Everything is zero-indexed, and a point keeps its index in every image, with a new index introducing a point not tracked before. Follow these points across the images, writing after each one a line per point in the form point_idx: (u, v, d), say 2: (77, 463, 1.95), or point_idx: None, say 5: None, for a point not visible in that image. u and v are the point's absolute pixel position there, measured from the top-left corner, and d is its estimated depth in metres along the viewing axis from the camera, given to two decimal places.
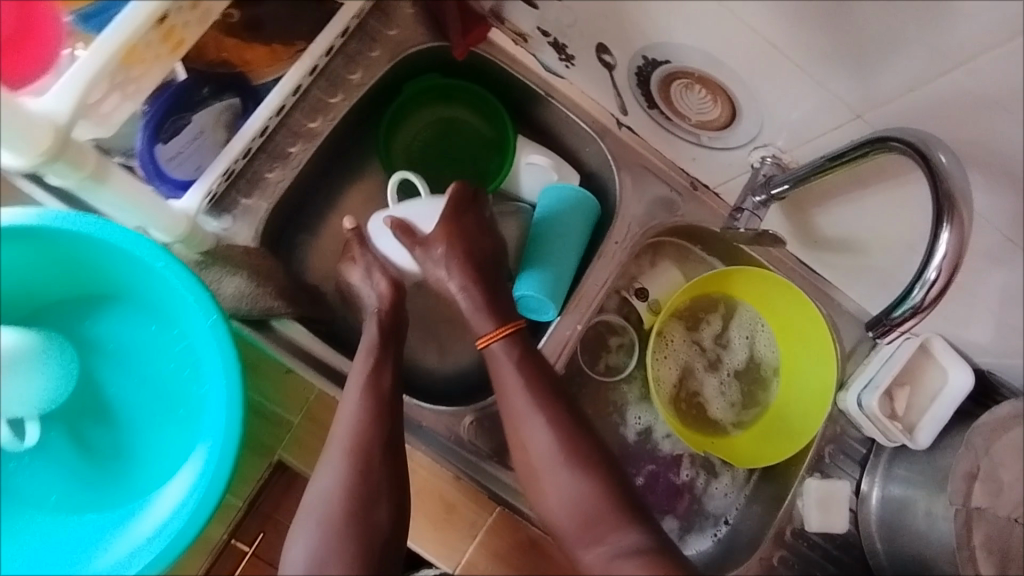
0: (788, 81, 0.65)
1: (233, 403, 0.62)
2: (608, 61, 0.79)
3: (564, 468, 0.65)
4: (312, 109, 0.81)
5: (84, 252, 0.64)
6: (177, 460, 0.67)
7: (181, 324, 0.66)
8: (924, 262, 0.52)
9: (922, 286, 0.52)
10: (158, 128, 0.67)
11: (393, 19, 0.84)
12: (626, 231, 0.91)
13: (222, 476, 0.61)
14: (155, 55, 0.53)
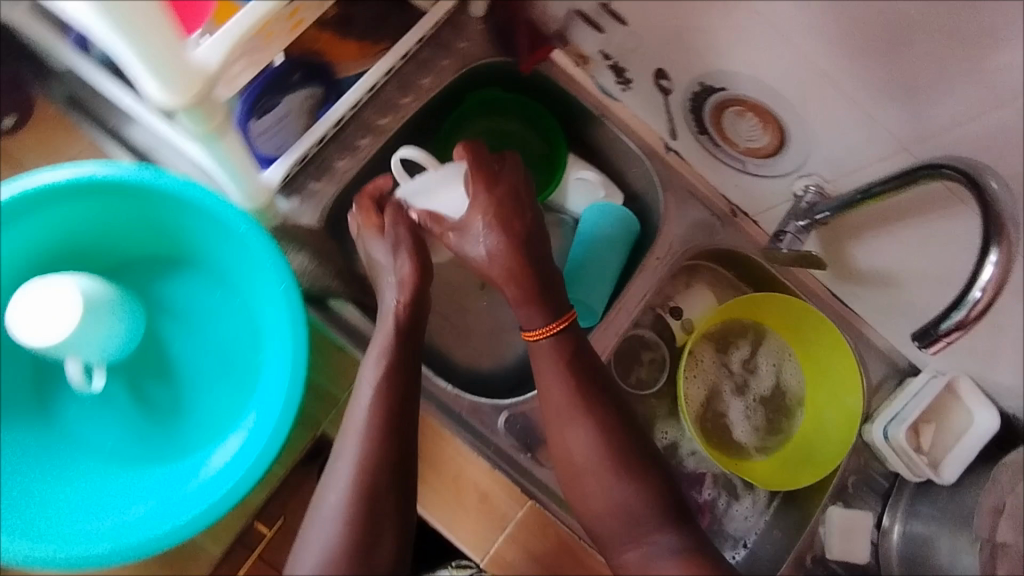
0: (840, 112, 0.69)
1: (297, 365, 0.64)
2: (664, 86, 0.85)
3: (610, 468, 0.70)
4: (383, 107, 0.86)
5: (167, 213, 0.68)
6: (229, 422, 0.70)
7: (248, 292, 0.71)
8: (970, 280, 0.54)
9: (966, 305, 0.55)
10: (253, 106, 0.72)
11: (465, 33, 0.90)
12: (668, 249, 0.95)
13: (275, 439, 0.64)
14: (283, 27, 0.53)
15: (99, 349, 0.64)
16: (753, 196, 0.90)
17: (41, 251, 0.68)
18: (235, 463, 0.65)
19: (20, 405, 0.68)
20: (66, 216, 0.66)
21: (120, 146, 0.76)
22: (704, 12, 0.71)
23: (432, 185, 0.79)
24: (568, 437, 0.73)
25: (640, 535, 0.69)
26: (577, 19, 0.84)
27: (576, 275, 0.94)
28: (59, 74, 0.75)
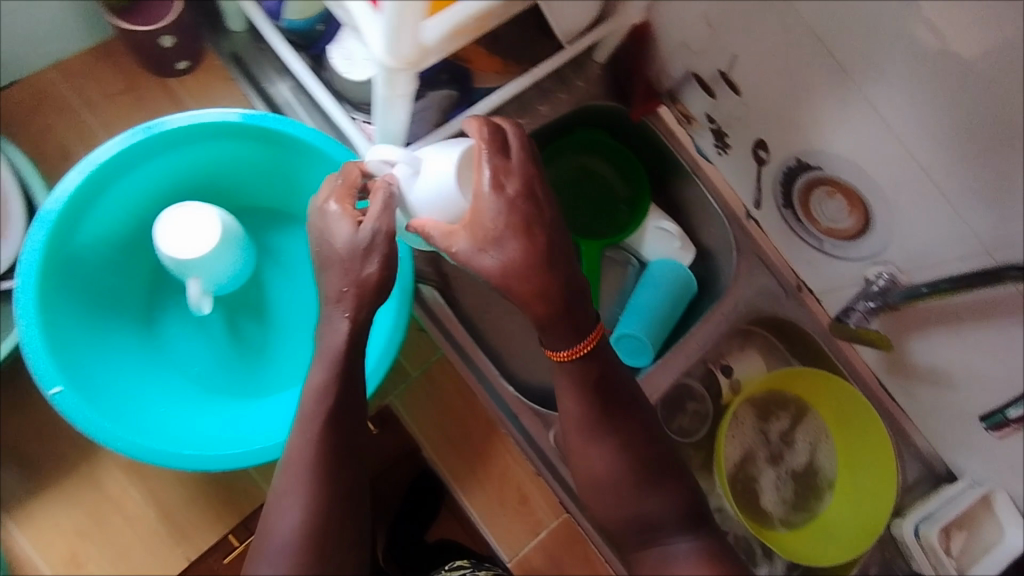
0: (929, 208, 0.75)
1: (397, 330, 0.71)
2: (761, 156, 0.91)
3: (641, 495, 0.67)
4: (501, 122, 0.93)
5: (305, 173, 0.73)
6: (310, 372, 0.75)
7: None
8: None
9: None
10: None
11: (584, 73, 0.97)
12: (733, 307, 0.99)
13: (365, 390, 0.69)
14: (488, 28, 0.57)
15: (212, 277, 0.70)
16: (823, 274, 0.94)
17: (183, 177, 0.72)
18: None
19: (124, 313, 0.72)
20: (218, 151, 0.71)
21: (265, 103, 0.83)
22: (820, 95, 0.78)
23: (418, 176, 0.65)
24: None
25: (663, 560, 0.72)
26: (693, 82, 0.92)
27: (637, 315, 0.98)
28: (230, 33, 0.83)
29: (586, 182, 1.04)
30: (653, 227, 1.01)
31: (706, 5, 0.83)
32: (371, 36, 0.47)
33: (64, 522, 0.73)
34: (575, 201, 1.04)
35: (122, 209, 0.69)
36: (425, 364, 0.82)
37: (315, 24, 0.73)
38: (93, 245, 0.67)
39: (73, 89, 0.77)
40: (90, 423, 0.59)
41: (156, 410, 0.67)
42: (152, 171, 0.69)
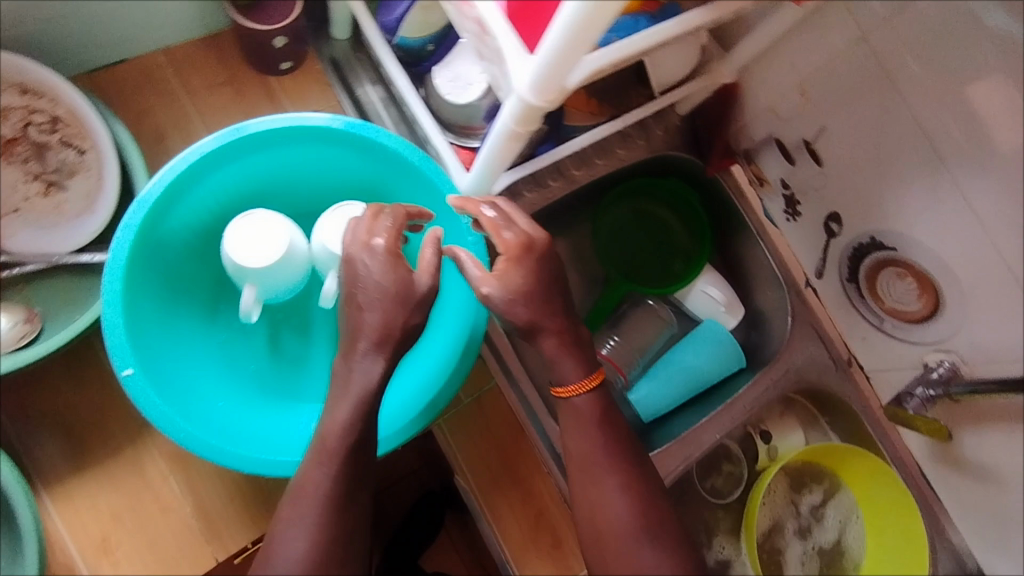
0: (1005, 304, 0.74)
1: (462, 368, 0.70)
2: (832, 228, 0.91)
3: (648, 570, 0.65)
4: (580, 160, 0.93)
5: (394, 185, 0.73)
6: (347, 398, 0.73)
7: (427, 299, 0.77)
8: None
9: None
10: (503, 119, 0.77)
11: (664, 123, 0.98)
12: (782, 373, 0.99)
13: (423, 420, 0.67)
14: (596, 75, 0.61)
15: (272, 285, 0.68)
16: (879, 353, 0.93)
17: (272, 177, 0.72)
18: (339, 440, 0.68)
19: (195, 297, 0.71)
20: (311, 157, 0.72)
21: (351, 104, 0.84)
22: (907, 179, 0.78)
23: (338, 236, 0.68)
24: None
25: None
26: (774, 145, 0.93)
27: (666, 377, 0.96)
28: (330, 39, 0.85)
29: (649, 228, 1.05)
30: (704, 287, 0.97)
31: (801, 75, 0.83)
32: (526, 75, 0.48)
33: (102, 502, 0.76)
34: (635, 245, 1.04)
35: (213, 199, 0.69)
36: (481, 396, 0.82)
37: (424, 45, 0.75)
38: (179, 233, 0.68)
39: (178, 74, 0.79)
40: (154, 409, 0.58)
41: (215, 403, 0.66)
42: (245, 165, 0.69)
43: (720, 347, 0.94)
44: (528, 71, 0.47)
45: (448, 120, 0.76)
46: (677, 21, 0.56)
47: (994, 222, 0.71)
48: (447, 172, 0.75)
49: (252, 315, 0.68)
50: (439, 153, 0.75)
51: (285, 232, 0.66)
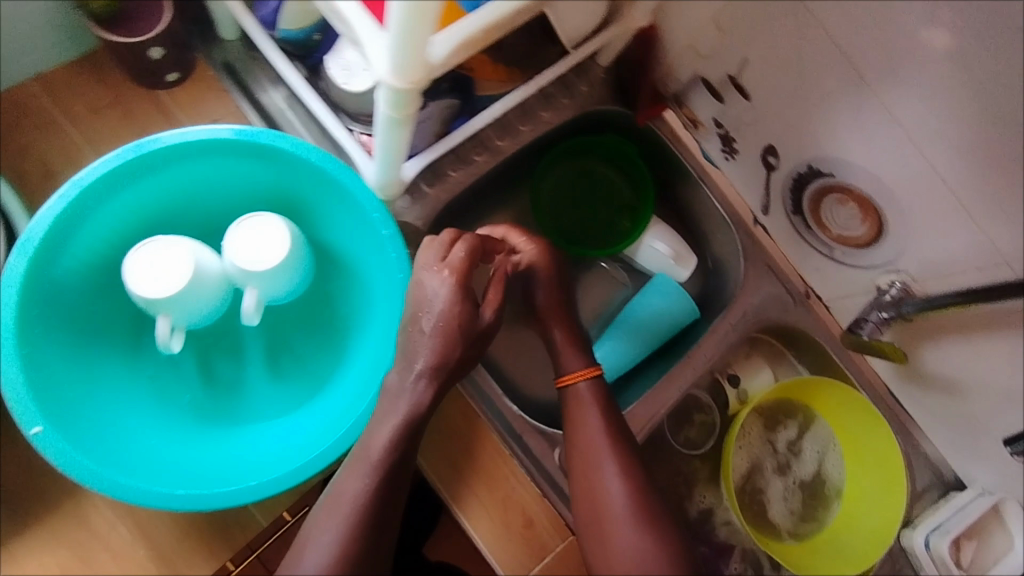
0: (946, 218, 0.72)
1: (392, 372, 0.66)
2: (771, 162, 0.88)
3: (629, 530, 0.72)
4: (503, 129, 0.89)
5: (302, 189, 0.70)
6: (288, 415, 0.71)
7: (359, 300, 0.74)
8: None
9: None
10: None
11: (587, 77, 0.94)
12: (741, 316, 0.96)
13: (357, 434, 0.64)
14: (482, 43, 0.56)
15: (188, 311, 0.65)
16: (834, 282, 0.92)
17: (171, 199, 0.69)
18: (281, 462, 0.65)
19: (114, 336, 0.68)
20: (207, 171, 0.68)
21: (257, 112, 0.80)
22: (834, 102, 0.74)
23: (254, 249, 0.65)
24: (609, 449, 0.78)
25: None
26: (701, 85, 0.89)
27: (626, 336, 0.92)
28: (222, 41, 0.79)
29: (591, 188, 1.02)
30: (651, 242, 0.95)
31: (715, 8, 0.79)
32: (381, 56, 0.44)
33: (43, 564, 0.72)
34: (578, 208, 1.01)
35: (111, 231, 0.66)
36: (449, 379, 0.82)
37: (310, 35, 0.70)
38: (76, 274, 0.64)
39: (57, 103, 0.74)
40: (72, 463, 0.56)
41: (149, 442, 0.65)
42: (138, 191, 0.65)
43: (676, 302, 0.91)
44: (382, 51, 0.43)
45: (349, 111, 0.73)
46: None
47: (925, 136, 0.68)
48: (357, 167, 0.71)
49: (171, 345, 0.65)
50: (344, 148, 0.71)
51: (185, 254, 0.62)
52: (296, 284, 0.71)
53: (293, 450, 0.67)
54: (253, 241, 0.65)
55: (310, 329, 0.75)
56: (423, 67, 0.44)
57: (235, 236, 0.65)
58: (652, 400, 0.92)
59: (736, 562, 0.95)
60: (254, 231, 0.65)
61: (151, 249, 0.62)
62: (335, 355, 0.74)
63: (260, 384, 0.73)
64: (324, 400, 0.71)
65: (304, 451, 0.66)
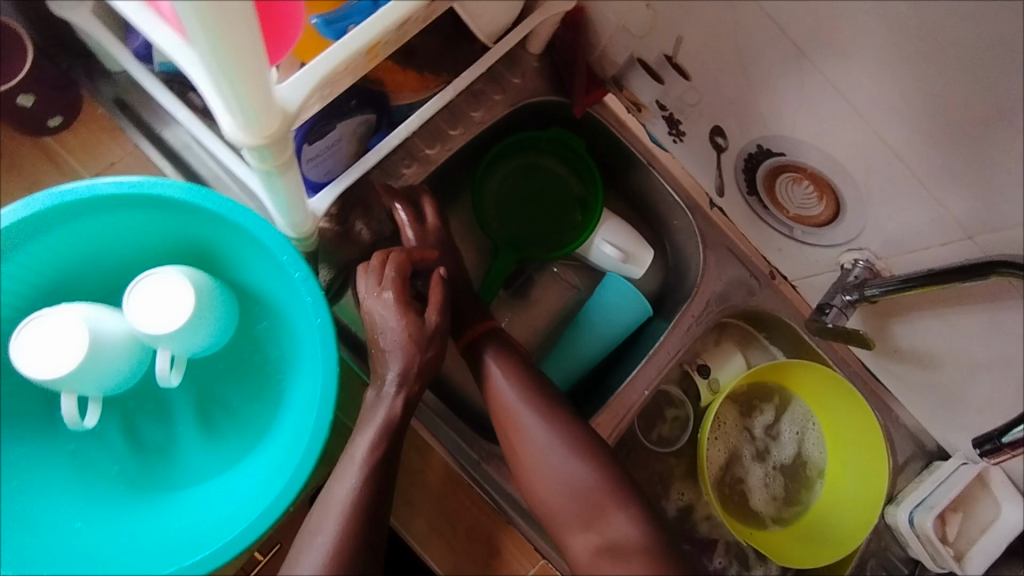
0: (904, 194, 0.67)
1: (321, 423, 0.60)
2: (719, 143, 0.82)
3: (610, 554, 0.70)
4: (431, 136, 0.83)
5: (210, 235, 0.64)
6: (223, 475, 0.66)
7: (286, 344, 0.68)
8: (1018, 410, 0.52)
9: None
10: (309, 130, 0.66)
11: (520, 68, 0.88)
12: (704, 307, 0.92)
13: (290, 495, 0.59)
14: (359, 63, 0.49)
15: (99, 382, 0.59)
16: (796, 261, 0.88)
17: (65, 263, 0.63)
18: (215, 533, 0.60)
19: (23, 414, 0.63)
20: (99, 228, 0.62)
21: (161, 152, 0.74)
22: (774, 79, 0.68)
23: (155, 311, 0.59)
24: (575, 468, 0.74)
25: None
26: (638, 67, 0.82)
27: (583, 335, 0.91)
28: (110, 74, 0.73)
29: (538, 185, 0.96)
30: (601, 245, 0.91)
31: None
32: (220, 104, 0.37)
33: None
34: (526, 208, 0.96)
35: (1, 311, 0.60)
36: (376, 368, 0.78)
37: None
38: None
39: None
40: None
41: (72, 526, 0.60)
42: (21, 264, 0.59)
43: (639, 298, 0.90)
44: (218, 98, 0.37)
45: None
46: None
47: (874, 110, 0.62)
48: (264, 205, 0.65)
49: (83, 423, 0.59)
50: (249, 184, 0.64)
51: (76, 325, 0.57)
52: (216, 336, 0.65)
53: (228, 515, 0.62)
54: (152, 300, 0.59)
55: (243, 381, 0.69)
56: (274, 108, 0.38)
57: (135, 298, 0.59)
58: (618, 404, 0.89)
59: (720, 556, 0.92)
60: (152, 290, 0.59)
61: (37, 327, 0.56)
62: (269, 406, 0.68)
63: (193, 446, 0.67)
64: (260, 455, 0.66)
65: (239, 517, 0.61)
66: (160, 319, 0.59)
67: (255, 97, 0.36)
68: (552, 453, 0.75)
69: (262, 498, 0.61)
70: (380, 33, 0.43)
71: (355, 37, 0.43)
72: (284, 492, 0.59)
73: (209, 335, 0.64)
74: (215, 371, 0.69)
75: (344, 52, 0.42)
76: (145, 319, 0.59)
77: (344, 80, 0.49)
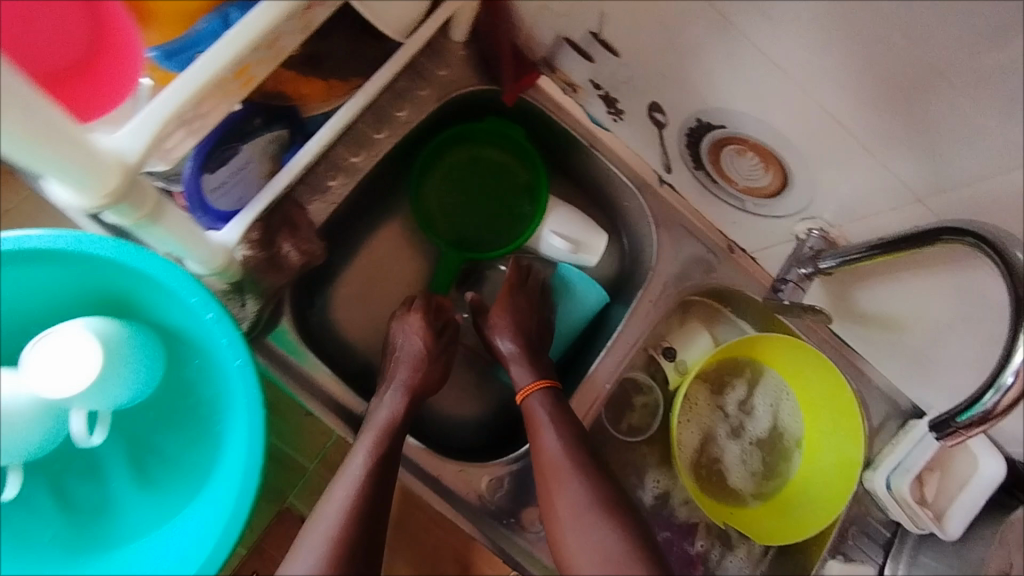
0: (850, 159, 0.63)
1: (253, 466, 0.58)
2: (658, 119, 0.78)
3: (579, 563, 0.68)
4: (355, 143, 0.79)
5: (119, 280, 0.61)
6: (163, 526, 0.63)
7: (213, 384, 0.64)
8: (1001, 365, 0.52)
9: (998, 390, 0.53)
10: (206, 158, 0.62)
11: (445, 59, 0.83)
12: (662, 290, 0.89)
13: (230, 540, 0.57)
14: (227, 89, 0.46)
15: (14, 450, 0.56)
16: (752, 233, 0.84)
17: None
18: None
19: None
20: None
21: None
22: (702, 50, 0.63)
23: (57, 373, 0.54)
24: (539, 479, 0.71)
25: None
26: (566, 47, 0.77)
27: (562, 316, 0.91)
28: None
29: (481, 179, 0.92)
30: (547, 237, 0.88)
31: None
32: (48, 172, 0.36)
33: None
34: (472, 205, 0.92)
35: None
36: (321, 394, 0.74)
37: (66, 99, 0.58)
38: None
39: None
40: None
41: None
42: None
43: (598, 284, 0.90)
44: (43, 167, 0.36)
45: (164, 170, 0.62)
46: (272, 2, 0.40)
47: (809, 78, 0.58)
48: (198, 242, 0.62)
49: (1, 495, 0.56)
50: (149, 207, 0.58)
51: None
52: (139, 386, 0.62)
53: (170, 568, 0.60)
54: (55, 361, 0.55)
55: (174, 428, 0.65)
56: (97, 163, 0.36)
57: (35, 361, 0.54)
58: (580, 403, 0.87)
59: (700, 538, 0.91)
60: (54, 350, 0.55)
61: None
62: (206, 450, 0.64)
63: (131, 500, 0.64)
64: (197, 502, 0.63)
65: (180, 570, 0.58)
66: (65, 381, 0.55)
67: (71, 160, 0.35)
68: (539, 468, 0.72)
69: (202, 547, 0.59)
70: (223, 70, 0.40)
71: (200, 69, 0.39)
72: (224, 539, 0.57)
73: (127, 386, 0.60)
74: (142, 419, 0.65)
75: (183, 96, 0.39)
76: (45, 382, 0.54)
77: (213, 107, 0.46)
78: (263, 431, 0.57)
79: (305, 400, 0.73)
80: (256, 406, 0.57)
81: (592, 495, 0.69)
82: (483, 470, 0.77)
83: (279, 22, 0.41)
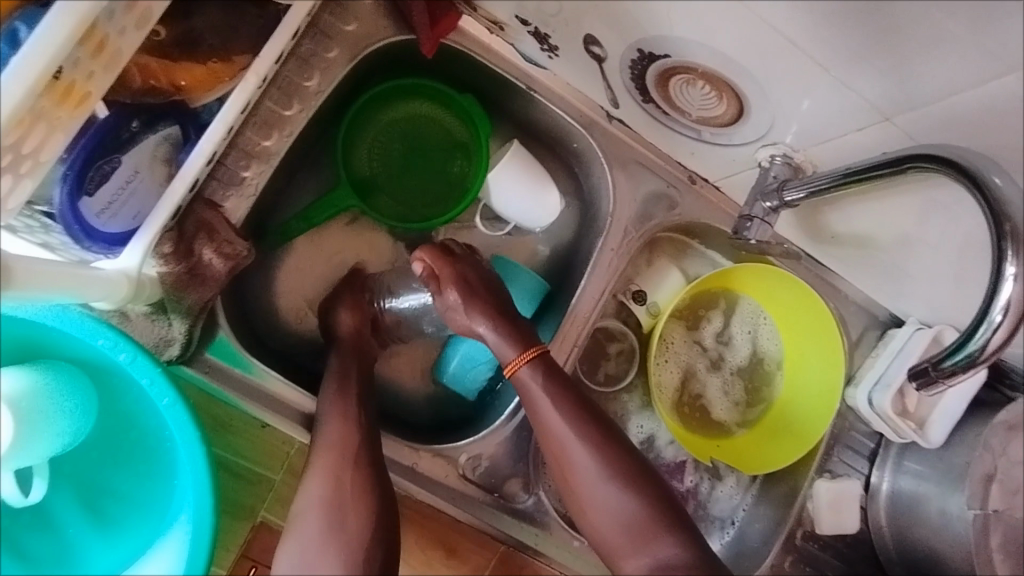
0: (806, 81, 0.55)
1: (202, 490, 0.59)
2: (597, 52, 0.68)
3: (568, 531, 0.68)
4: (264, 124, 0.72)
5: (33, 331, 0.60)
6: (126, 561, 0.64)
7: (149, 420, 0.65)
8: (989, 301, 0.49)
9: (988, 328, 0.50)
10: (83, 179, 0.57)
11: (351, 12, 0.75)
12: (623, 235, 0.84)
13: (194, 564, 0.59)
14: (50, 115, 0.46)
15: None
16: (712, 162, 0.78)
17: None
18: None
19: None
20: None
21: None
22: None
23: None
24: None
25: (648, 543, 0.64)
26: None
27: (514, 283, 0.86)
28: None
29: (416, 141, 0.85)
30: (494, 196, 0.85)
31: None
32: None
33: None
34: (406, 164, 0.85)
35: None
36: (277, 401, 0.72)
37: None
38: None
39: None
40: None
41: None
42: None
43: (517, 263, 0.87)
44: None
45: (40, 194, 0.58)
46: (64, 14, 0.41)
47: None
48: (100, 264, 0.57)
49: None
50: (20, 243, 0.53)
51: None
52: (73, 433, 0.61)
53: None
54: None
55: (118, 465, 0.66)
56: None
57: None
58: (562, 342, 0.82)
59: (690, 475, 0.92)
60: None
61: None
62: (159, 484, 0.65)
63: (88, 546, 0.64)
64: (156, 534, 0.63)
65: None
66: None
67: None
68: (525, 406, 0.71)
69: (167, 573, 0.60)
70: (26, 96, 0.41)
71: None
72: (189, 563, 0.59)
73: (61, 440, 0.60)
74: (86, 462, 0.66)
75: None
76: None
77: (39, 139, 0.46)
78: (203, 458, 0.59)
79: (259, 413, 0.71)
80: (192, 437, 0.58)
81: (573, 464, 0.68)
82: (460, 449, 0.78)
83: (74, 36, 0.42)
